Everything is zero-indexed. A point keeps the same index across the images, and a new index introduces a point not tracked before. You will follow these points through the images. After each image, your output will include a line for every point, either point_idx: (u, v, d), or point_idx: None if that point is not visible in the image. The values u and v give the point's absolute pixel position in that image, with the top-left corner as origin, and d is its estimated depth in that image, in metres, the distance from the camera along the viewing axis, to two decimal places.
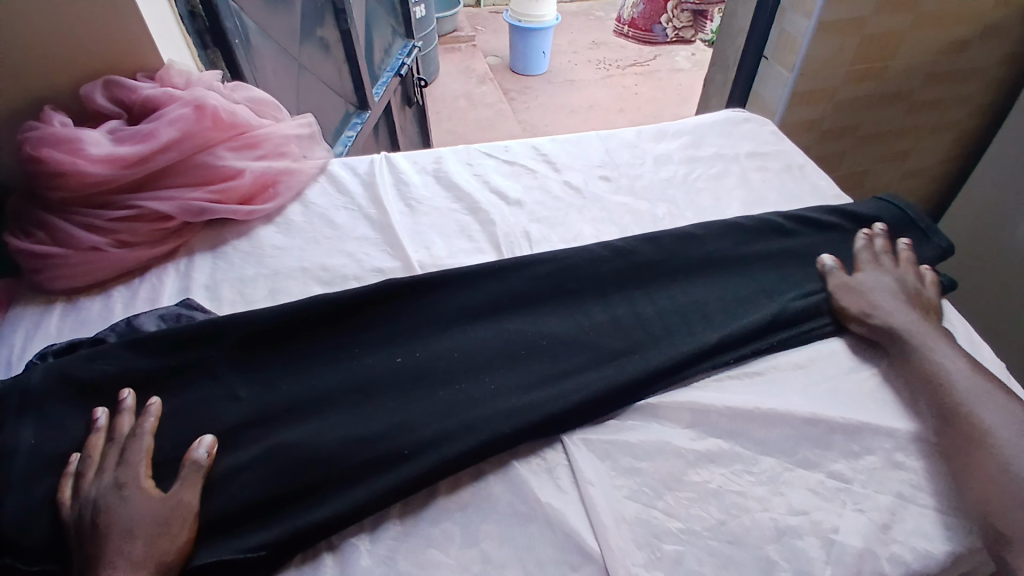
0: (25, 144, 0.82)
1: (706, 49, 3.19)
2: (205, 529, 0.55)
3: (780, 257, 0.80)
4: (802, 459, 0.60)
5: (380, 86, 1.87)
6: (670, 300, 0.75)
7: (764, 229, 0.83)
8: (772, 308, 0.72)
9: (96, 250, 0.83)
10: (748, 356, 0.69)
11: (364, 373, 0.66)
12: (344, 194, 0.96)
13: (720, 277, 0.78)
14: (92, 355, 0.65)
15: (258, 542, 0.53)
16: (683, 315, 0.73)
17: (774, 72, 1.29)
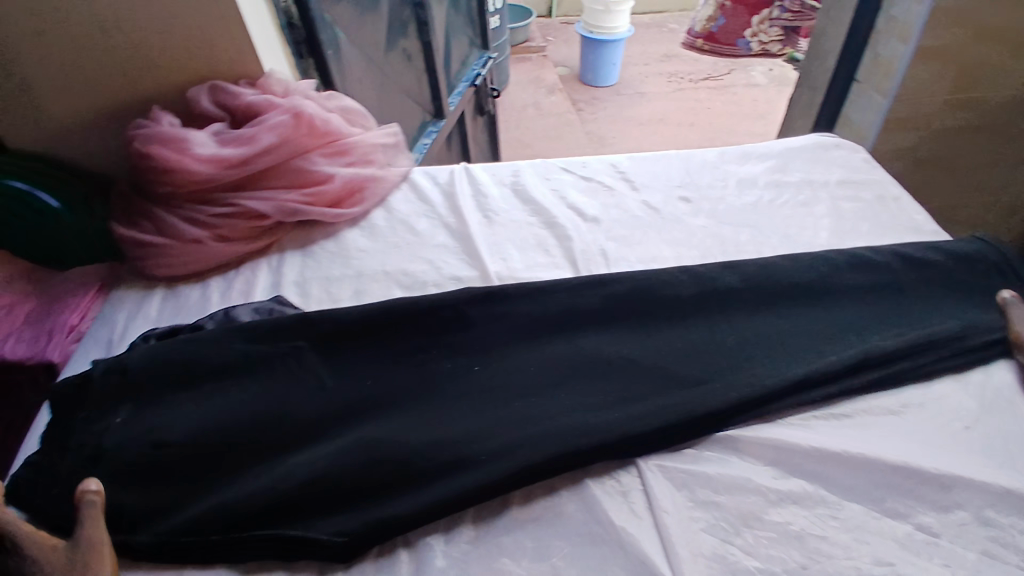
0: (136, 140, 0.88)
1: (784, 65, 3.09)
2: (282, 500, 0.57)
3: (874, 291, 0.77)
4: (889, 507, 0.58)
5: (455, 94, 1.91)
6: (749, 327, 0.73)
7: (857, 261, 0.79)
8: (863, 345, 0.69)
9: (196, 242, 0.88)
10: (835, 396, 0.66)
11: (441, 381, 0.68)
12: (425, 202, 0.99)
13: (808, 305, 0.75)
14: (189, 341, 0.69)
15: (339, 528, 0.55)
16: (767, 344, 0.71)
17: (865, 96, 1.25)
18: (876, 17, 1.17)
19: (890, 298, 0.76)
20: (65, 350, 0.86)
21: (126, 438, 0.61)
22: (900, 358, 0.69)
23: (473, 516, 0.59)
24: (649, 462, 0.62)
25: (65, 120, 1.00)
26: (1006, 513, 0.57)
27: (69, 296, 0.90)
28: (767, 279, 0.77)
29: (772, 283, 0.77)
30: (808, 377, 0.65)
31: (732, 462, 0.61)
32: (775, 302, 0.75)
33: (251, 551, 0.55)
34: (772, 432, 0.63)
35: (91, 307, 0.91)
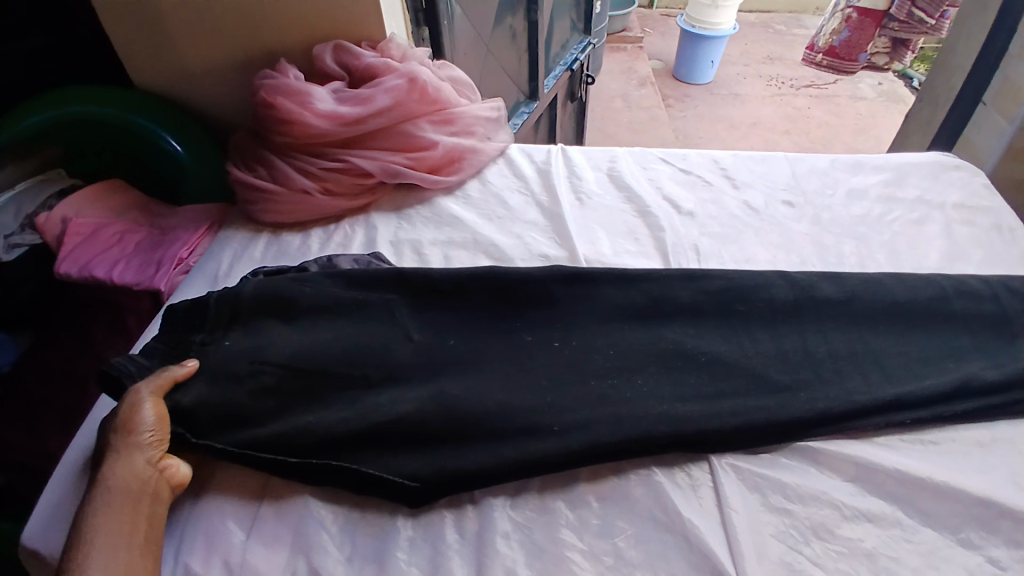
0: (262, 90, 0.95)
1: (896, 80, 2.91)
2: (374, 433, 0.61)
3: (984, 321, 0.73)
4: (968, 543, 0.56)
5: (551, 77, 1.91)
6: (840, 340, 0.71)
7: (968, 289, 0.75)
8: (959, 374, 0.66)
9: (305, 193, 0.94)
10: (924, 421, 0.64)
11: (522, 349, 0.69)
12: (518, 179, 1.01)
13: (909, 331, 0.72)
14: (300, 278, 0.74)
15: (411, 472, 0.58)
16: (858, 359, 0.69)
17: (989, 119, 1.17)
18: (1013, 37, 1.11)
19: (998, 330, 0.72)
20: (170, 280, 0.92)
21: (224, 352, 0.65)
22: (999, 392, 0.65)
23: (543, 483, 0.61)
24: (721, 460, 0.62)
25: (202, 66, 1.07)
26: None
27: (183, 232, 0.98)
28: (869, 296, 0.74)
29: (872, 297, 0.74)
30: (898, 397, 0.64)
31: (813, 473, 0.61)
32: (873, 318, 0.73)
33: (332, 479, 0.59)
34: (846, 447, 0.62)
35: (200, 243, 0.98)
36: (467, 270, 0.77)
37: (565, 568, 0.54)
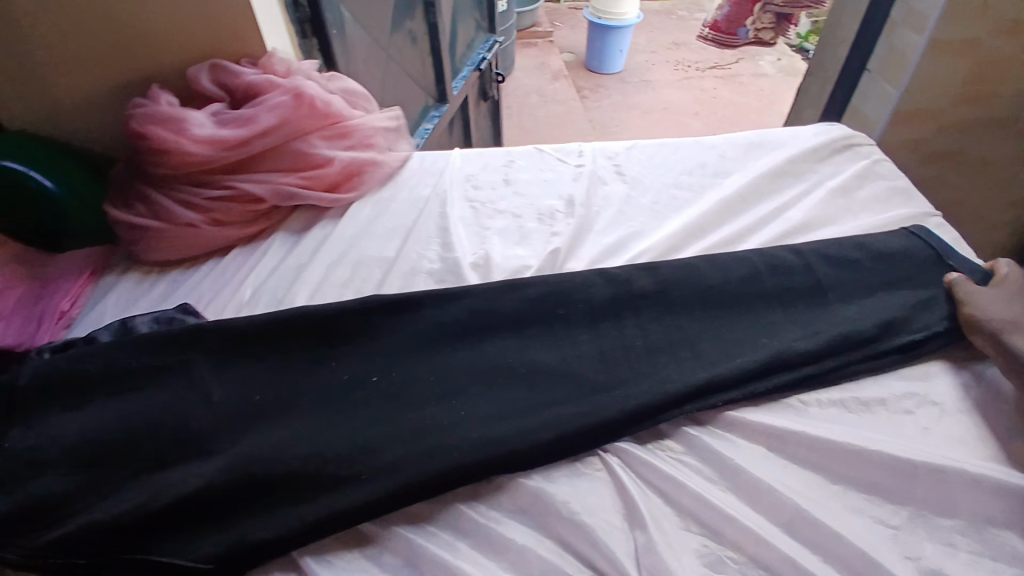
0: (133, 120, 0.87)
1: (792, 55, 3.05)
2: (169, 511, 0.57)
3: (868, 286, 0.77)
4: (861, 501, 0.58)
5: (459, 79, 1.88)
6: (721, 322, 0.74)
7: (846, 254, 0.80)
8: (833, 331, 0.70)
9: (191, 226, 0.88)
10: (806, 384, 0.67)
11: (404, 381, 0.69)
12: (408, 186, 0.99)
13: (798, 306, 0.75)
14: (98, 349, 0.70)
15: (207, 554, 0.55)
16: (739, 340, 0.71)
17: (875, 86, 1.22)
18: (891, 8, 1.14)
19: (878, 293, 0.76)
20: (53, 335, 0.82)
21: (9, 455, 0.62)
22: (873, 346, 0.69)
23: (451, 509, 0.60)
24: (616, 460, 0.63)
25: (73, 99, 0.98)
26: (976, 501, 0.57)
27: (62, 281, 0.89)
28: (745, 272, 0.78)
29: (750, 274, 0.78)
30: (759, 367, 0.67)
31: (711, 457, 0.62)
32: (756, 294, 0.76)
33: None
34: (748, 416, 0.65)
35: (82, 293, 0.89)
36: (351, 298, 0.77)
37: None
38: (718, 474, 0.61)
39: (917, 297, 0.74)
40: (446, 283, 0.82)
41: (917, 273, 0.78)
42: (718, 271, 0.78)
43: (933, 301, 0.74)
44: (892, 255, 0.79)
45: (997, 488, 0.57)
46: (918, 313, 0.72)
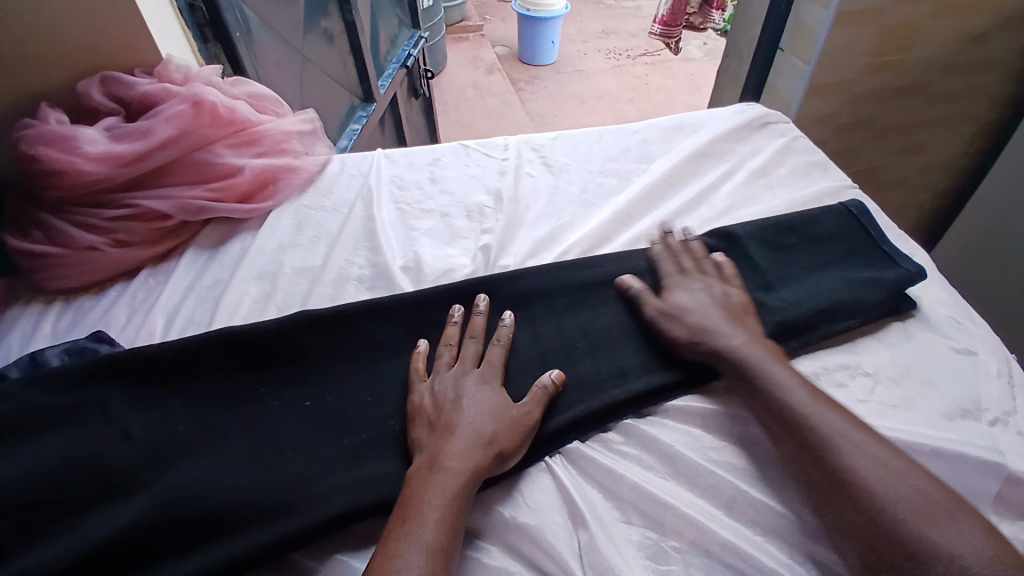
0: (19, 141, 0.80)
1: (716, 38, 3.10)
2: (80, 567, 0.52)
3: (802, 269, 0.77)
4: None
5: (385, 77, 1.84)
6: None
7: (770, 231, 0.80)
8: (775, 312, 0.70)
9: (92, 250, 0.81)
10: None
11: (338, 412, 0.65)
12: (328, 193, 0.94)
13: None
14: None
15: None
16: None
17: (787, 63, 1.25)
18: None
19: (819, 277, 0.76)
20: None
21: None
22: (808, 328, 0.69)
23: None
24: (556, 456, 0.61)
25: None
26: None
27: None
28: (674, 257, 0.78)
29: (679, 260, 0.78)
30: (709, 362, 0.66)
31: (650, 443, 0.61)
32: None
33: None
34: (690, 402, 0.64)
35: None
36: (278, 317, 0.73)
37: None
38: (657, 460, 0.60)
39: (852, 277, 0.74)
40: (376, 290, 0.78)
41: (846, 249, 0.79)
42: (648, 260, 0.77)
43: (875, 276, 0.74)
44: (820, 234, 0.80)
45: (922, 452, 0.58)
46: (861, 291, 0.72)
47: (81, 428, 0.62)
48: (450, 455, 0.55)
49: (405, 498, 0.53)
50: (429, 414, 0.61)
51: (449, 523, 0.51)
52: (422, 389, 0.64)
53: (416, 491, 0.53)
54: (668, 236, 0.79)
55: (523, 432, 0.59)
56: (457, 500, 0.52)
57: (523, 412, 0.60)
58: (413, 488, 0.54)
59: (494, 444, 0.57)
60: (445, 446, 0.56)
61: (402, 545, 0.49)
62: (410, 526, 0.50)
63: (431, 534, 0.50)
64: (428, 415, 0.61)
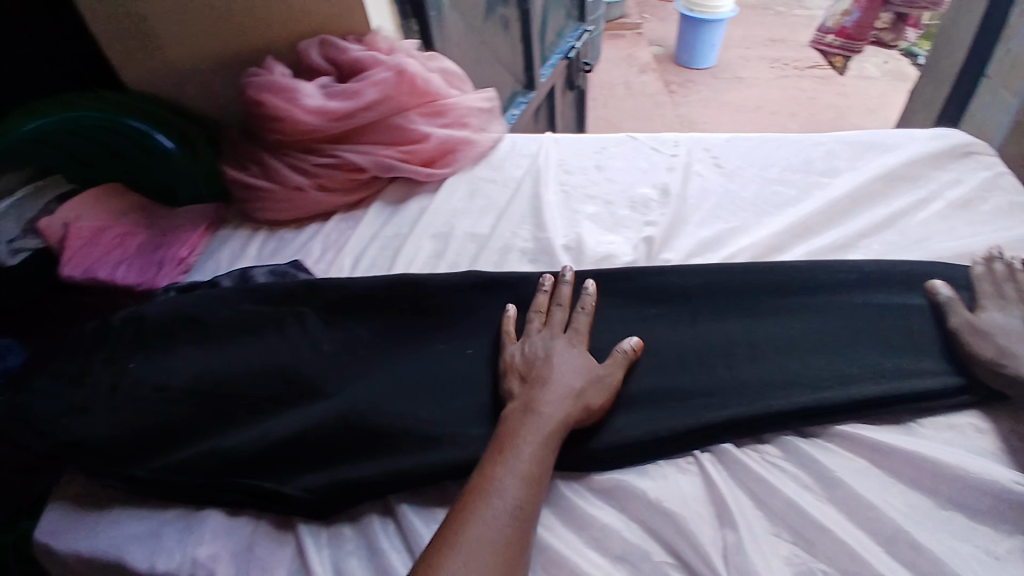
0: (247, 87, 0.93)
1: (900, 59, 2.82)
2: (274, 453, 0.62)
3: None
4: (959, 532, 0.55)
5: (547, 66, 1.88)
6: (824, 326, 0.71)
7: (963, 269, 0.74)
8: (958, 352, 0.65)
9: (299, 190, 0.93)
10: (922, 405, 0.64)
11: (477, 357, 0.71)
12: (501, 168, 1.00)
13: (913, 333, 0.69)
14: (214, 297, 0.76)
15: (307, 485, 0.60)
16: (842, 352, 0.68)
17: (998, 90, 1.13)
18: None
19: None
20: (173, 279, 0.90)
21: (132, 386, 0.67)
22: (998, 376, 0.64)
23: None
24: (705, 453, 0.62)
25: (187, 64, 1.05)
26: None
27: (184, 232, 0.96)
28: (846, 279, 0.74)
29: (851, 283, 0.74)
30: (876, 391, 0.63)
31: (810, 464, 0.60)
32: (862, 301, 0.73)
33: (233, 496, 0.61)
34: (859, 431, 0.62)
35: (200, 244, 0.96)
36: (449, 275, 0.79)
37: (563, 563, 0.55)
38: (814, 481, 0.60)
39: None
40: (537, 263, 0.82)
41: None
42: (817, 277, 0.75)
43: None
44: None
45: None
46: None
47: (280, 337, 0.71)
48: (543, 402, 0.59)
49: (500, 435, 0.58)
50: (522, 369, 0.65)
51: (541, 460, 0.56)
52: (512, 348, 0.68)
53: (510, 430, 0.58)
54: (993, 259, 0.74)
55: (607, 392, 0.63)
56: (548, 441, 0.57)
57: (608, 376, 0.64)
58: (508, 426, 0.58)
59: (582, 399, 0.61)
60: (538, 395, 0.60)
61: (499, 474, 0.54)
62: (507, 458, 0.55)
63: (525, 466, 0.55)
64: (520, 369, 0.65)
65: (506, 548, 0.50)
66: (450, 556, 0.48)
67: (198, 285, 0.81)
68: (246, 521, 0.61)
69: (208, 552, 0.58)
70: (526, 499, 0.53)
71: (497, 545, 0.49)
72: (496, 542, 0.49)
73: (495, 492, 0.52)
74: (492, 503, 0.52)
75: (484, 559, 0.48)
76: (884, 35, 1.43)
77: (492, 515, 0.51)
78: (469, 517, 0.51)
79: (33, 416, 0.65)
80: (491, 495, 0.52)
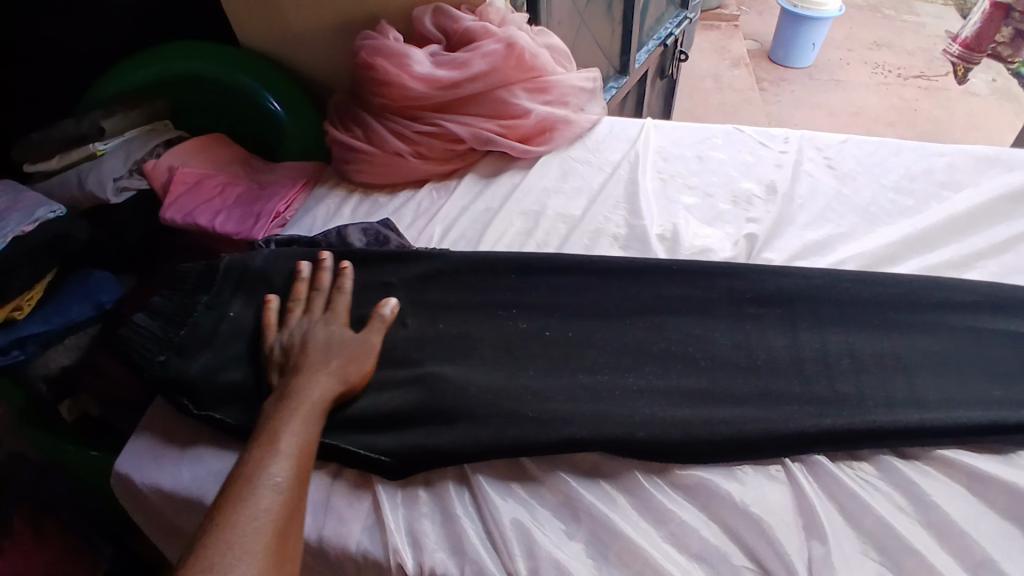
0: (362, 50, 0.97)
1: (1009, 77, 2.56)
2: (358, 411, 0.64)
3: None
4: None
5: (641, 52, 1.83)
6: (936, 347, 0.66)
7: None
8: None
9: (398, 155, 0.95)
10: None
11: (503, 326, 0.71)
12: (597, 150, 0.98)
13: None
14: (310, 253, 0.78)
15: (382, 448, 0.61)
16: (958, 378, 0.64)
17: None
18: None
19: None
20: (268, 232, 0.93)
21: (233, 331, 0.72)
22: None
23: (618, 464, 0.61)
24: (796, 462, 0.60)
25: (301, 23, 1.09)
26: None
27: (282, 187, 0.99)
28: (966, 301, 0.69)
29: (970, 305, 0.69)
30: (988, 423, 0.59)
31: (907, 486, 0.57)
32: (981, 324, 0.68)
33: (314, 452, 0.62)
34: (966, 459, 0.59)
35: (295, 200, 0.99)
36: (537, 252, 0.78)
37: (635, 551, 0.54)
38: (910, 505, 0.56)
39: None
40: (629, 250, 0.81)
41: None
42: (930, 295, 0.70)
43: None
44: None
45: None
46: None
47: (368, 300, 0.74)
48: (304, 387, 0.60)
49: (263, 425, 0.56)
50: (283, 360, 0.65)
51: (305, 443, 0.56)
52: (274, 340, 0.68)
53: (276, 419, 0.57)
54: None
55: (363, 361, 0.65)
56: (309, 423, 0.57)
57: (366, 347, 0.66)
58: (268, 414, 0.58)
59: (340, 374, 0.63)
60: (300, 380, 0.61)
61: (263, 461, 0.52)
62: (271, 440, 0.54)
63: (291, 444, 0.55)
64: (282, 360, 0.65)
65: (279, 527, 0.48)
66: (212, 544, 0.46)
67: (295, 239, 0.83)
68: (323, 475, 0.62)
69: None
70: (294, 478, 0.52)
71: (266, 525, 0.48)
72: (261, 522, 0.48)
73: (260, 476, 0.51)
74: (254, 488, 0.50)
75: (256, 540, 0.46)
76: (1002, 49, 1.26)
77: (254, 499, 0.49)
78: (231, 507, 0.48)
79: (140, 350, 0.71)
80: (257, 482, 0.51)
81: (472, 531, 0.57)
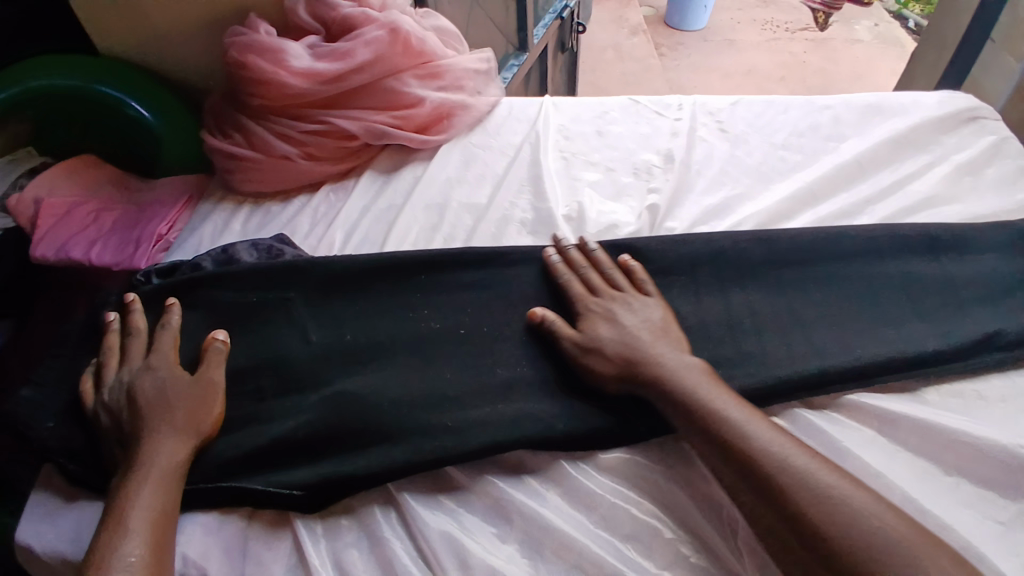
0: (232, 48, 0.89)
1: (888, 22, 2.73)
2: (263, 448, 0.59)
3: (1003, 288, 0.69)
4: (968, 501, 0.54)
5: (538, 28, 1.81)
6: (835, 298, 0.69)
7: (969, 238, 0.73)
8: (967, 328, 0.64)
9: (285, 160, 0.89)
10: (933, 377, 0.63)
11: (413, 331, 0.67)
12: (497, 134, 0.95)
13: (921, 304, 0.68)
14: (199, 281, 0.70)
15: (292, 482, 0.56)
16: (855, 327, 0.66)
17: (998, 57, 1.14)
18: None
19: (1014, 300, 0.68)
20: (151, 258, 0.84)
21: None
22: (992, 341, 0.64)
23: (543, 457, 0.59)
24: None
25: (162, 23, 0.98)
26: None
27: (160, 207, 0.91)
28: (856, 248, 0.72)
29: (861, 252, 0.72)
30: (883, 361, 0.62)
31: (821, 436, 0.59)
32: (873, 269, 0.71)
33: (221, 497, 0.57)
34: (866, 400, 0.61)
35: (180, 218, 0.91)
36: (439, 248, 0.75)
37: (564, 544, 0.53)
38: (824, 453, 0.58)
39: None
40: (538, 235, 0.79)
41: None
42: (826, 245, 0.72)
43: None
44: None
45: None
46: None
47: (267, 323, 0.68)
48: (148, 453, 0.55)
49: (110, 503, 0.52)
50: (114, 423, 0.59)
51: (160, 511, 0.52)
52: (95, 404, 0.61)
53: (122, 493, 0.52)
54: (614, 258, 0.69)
55: (205, 403, 0.60)
56: (162, 491, 0.53)
57: (205, 388, 0.61)
58: (109, 498, 0.53)
59: (185, 427, 0.58)
60: (138, 449, 0.55)
61: (113, 543, 0.48)
62: (116, 521, 0.50)
63: (141, 518, 0.51)
64: (112, 427, 0.59)
65: None
66: None
67: (179, 264, 0.76)
68: (235, 519, 0.57)
69: (196, 552, 0.54)
70: (152, 552, 0.49)
71: None
72: None
73: (110, 562, 0.47)
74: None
75: None
76: None
77: None
78: None
79: (29, 422, 0.63)
80: (108, 566, 0.47)
81: (402, 551, 0.54)
